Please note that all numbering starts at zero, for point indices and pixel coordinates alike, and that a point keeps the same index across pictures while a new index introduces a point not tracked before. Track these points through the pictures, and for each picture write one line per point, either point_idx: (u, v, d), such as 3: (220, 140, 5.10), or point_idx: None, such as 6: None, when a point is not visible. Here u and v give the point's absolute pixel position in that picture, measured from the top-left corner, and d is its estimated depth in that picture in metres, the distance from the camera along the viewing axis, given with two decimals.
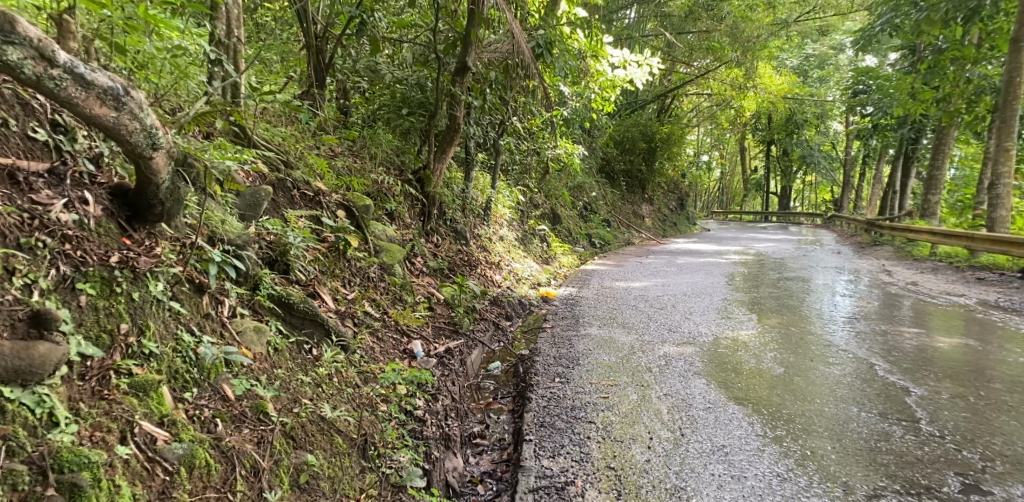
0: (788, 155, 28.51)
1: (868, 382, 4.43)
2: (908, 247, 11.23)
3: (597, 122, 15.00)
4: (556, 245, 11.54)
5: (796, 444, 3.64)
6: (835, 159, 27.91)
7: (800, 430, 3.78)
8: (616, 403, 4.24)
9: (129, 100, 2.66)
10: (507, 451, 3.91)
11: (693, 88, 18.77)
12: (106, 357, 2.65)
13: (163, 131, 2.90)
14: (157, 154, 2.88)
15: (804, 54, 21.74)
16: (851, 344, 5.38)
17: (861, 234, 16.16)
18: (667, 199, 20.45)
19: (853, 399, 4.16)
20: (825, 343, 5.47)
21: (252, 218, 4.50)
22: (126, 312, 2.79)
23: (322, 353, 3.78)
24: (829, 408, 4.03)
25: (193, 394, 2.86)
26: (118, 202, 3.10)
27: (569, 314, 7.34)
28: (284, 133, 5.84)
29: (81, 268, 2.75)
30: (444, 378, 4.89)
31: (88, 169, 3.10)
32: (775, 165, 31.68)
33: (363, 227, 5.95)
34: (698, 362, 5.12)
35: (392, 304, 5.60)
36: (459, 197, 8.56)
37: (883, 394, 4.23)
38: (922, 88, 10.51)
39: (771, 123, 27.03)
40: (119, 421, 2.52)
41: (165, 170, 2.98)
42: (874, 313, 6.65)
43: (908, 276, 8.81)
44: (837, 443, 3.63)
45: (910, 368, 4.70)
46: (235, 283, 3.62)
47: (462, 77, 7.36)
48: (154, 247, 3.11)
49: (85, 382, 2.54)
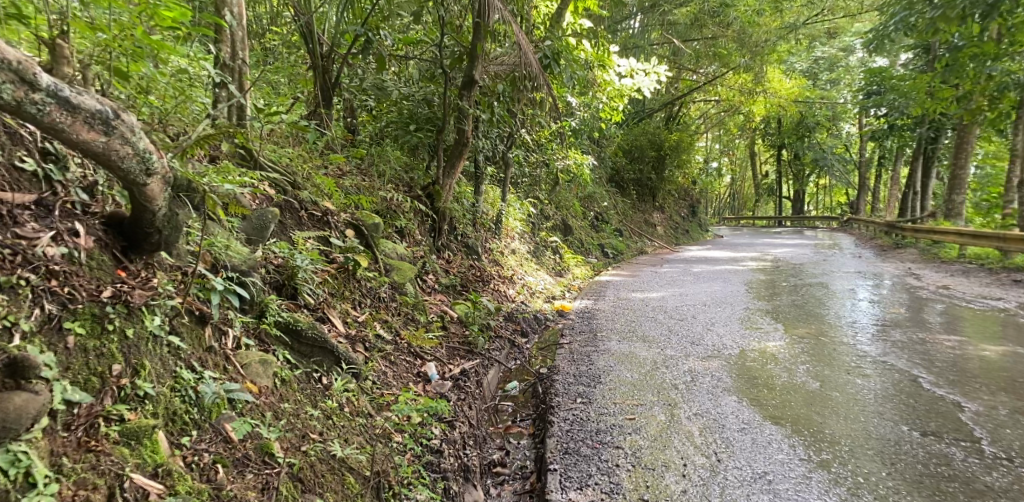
0: (800, 159, 28.22)
1: (913, 397, 4.22)
2: (935, 249, 10.94)
3: (606, 131, 14.88)
4: (568, 256, 11.37)
5: (845, 469, 3.44)
6: (849, 161, 27.57)
7: (846, 454, 3.58)
8: (643, 426, 4.07)
9: (120, 124, 2.53)
10: (530, 481, 3.74)
11: (700, 95, 18.62)
12: (95, 402, 2.48)
13: (157, 154, 2.76)
14: (153, 180, 2.73)
15: (813, 57, 21.51)
16: (888, 355, 5.13)
17: (881, 237, 15.85)
18: (679, 206, 20.25)
19: (900, 417, 3.94)
20: (858, 353, 5.26)
21: (258, 242, 4.35)
22: (117, 352, 2.63)
23: (332, 382, 3.63)
24: (876, 428, 3.83)
25: (191, 438, 2.69)
26: (113, 233, 2.96)
27: (586, 328, 7.15)
28: (291, 152, 5.71)
29: (68, 306, 2.60)
30: (460, 403, 4.71)
31: (81, 199, 2.96)
32: (787, 169, 31.41)
33: (373, 246, 5.81)
34: (725, 376, 4.92)
35: (404, 325, 5.43)
36: (469, 211, 8.41)
37: (930, 410, 4.02)
38: (942, 86, 10.32)
39: (781, 128, 26.78)
40: (107, 475, 2.34)
41: (161, 197, 2.83)
42: (904, 319, 6.40)
43: (938, 280, 8.53)
44: (890, 468, 3.42)
45: (957, 380, 4.46)
46: (239, 312, 3.48)
47: (470, 92, 7.36)
48: (150, 279, 2.97)
49: (70, 432, 2.37)
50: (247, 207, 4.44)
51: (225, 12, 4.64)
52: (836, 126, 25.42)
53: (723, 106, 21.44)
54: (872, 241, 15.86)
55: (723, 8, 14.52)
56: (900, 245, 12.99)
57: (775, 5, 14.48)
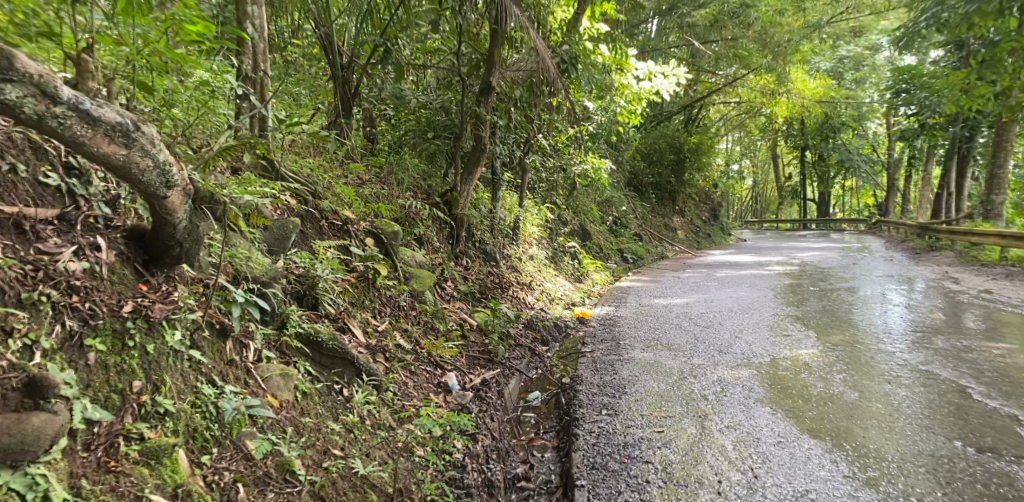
0: (824, 161, 27.82)
1: (953, 411, 4.35)
2: (972, 251, 10.68)
3: (624, 135, 14.78)
4: (587, 262, 11.26)
5: (893, 488, 3.60)
6: (876, 162, 27.12)
7: (894, 471, 3.74)
8: (673, 439, 4.26)
9: (140, 136, 2.50)
10: (556, 496, 3.91)
11: (721, 97, 18.42)
12: (115, 421, 2.45)
13: (177, 166, 2.72)
14: (173, 193, 2.70)
15: (838, 56, 21.23)
16: (931, 364, 5.16)
17: (912, 240, 15.54)
18: (699, 210, 20.04)
19: (947, 431, 4.10)
20: (897, 361, 5.30)
21: (279, 252, 4.33)
22: (139, 369, 2.60)
23: (353, 394, 3.58)
24: (926, 442, 3.99)
25: (212, 455, 2.64)
26: (134, 245, 2.93)
27: (608, 336, 7.05)
28: (311, 161, 5.69)
29: (89, 322, 2.57)
30: (482, 415, 4.64)
31: (103, 213, 2.93)
32: (809, 172, 31.00)
33: (393, 254, 5.77)
34: (756, 386, 5.03)
35: (424, 334, 5.38)
36: (487, 218, 8.36)
37: (971, 422, 4.19)
38: (976, 84, 10.08)
39: (803, 129, 26.44)
40: (126, 497, 2.29)
41: (181, 209, 2.79)
42: (942, 326, 6.22)
43: (978, 283, 8.32)
44: (945, 489, 3.56)
45: (1010, 393, 4.56)
46: (260, 323, 3.44)
47: (488, 98, 7.24)
48: (170, 292, 2.94)
49: (90, 452, 2.33)
50: (267, 216, 4.42)
51: (247, 24, 4.65)
52: (861, 127, 25.03)
53: (743, 107, 21.16)
54: (902, 243, 15.55)
55: (744, 9, 14.38)
56: (934, 249, 12.67)
57: (798, 5, 14.28)
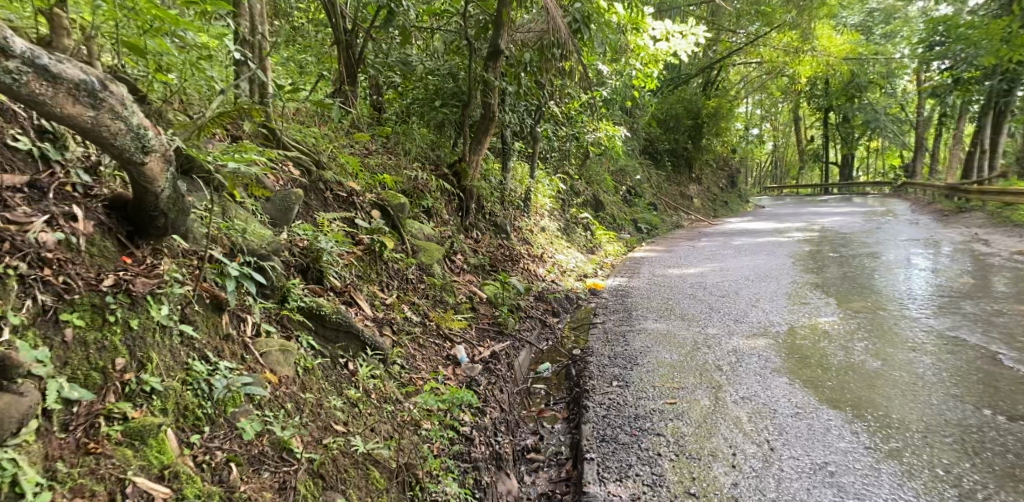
0: (849, 121, 27.27)
1: (982, 379, 4.38)
2: (1005, 212, 10.54)
3: (639, 100, 14.50)
4: (600, 232, 11.11)
5: (918, 459, 3.57)
6: (904, 122, 26.50)
7: (920, 442, 3.72)
8: (685, 410, 4.19)
9: (108, 96, 2.39)
10: (565, 469, 3.84)
11: (741, 57, 17.98)
12: (96, 400, 2.36)
13: (154, 131, 2.62)
14: (151, 159, 2.60)
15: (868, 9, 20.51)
16: (960, 329, 5.29)
17: (942, 201, 15.27)
18: (717, 177, 19.75)
19: (975, 400, 4.12)
20: (922, 326, 5.41)
21: (283, 224, 4.22)
22: (121, 345, 2.50)
23: (357, 369, 3.51)
24: (953, 412, 3.99)
25: (204, 434, 2.56)
26: (116, 216, 2.83)
27: (620, 307, 6.95)
28: (314, 131, 5.56)
29: (65, 297, 2.47)
30: (491, 387, 4.56)
31: (82, 180, 2.85)
32: (833, 133, 30.38)
33: (399, 227, 5.66)
34: (773, 355, 5.01)
35: (432, 307, 5.30)
36: (497, 189, 8.22)
37: (1000, 390, 4.23)
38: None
39: (828, 90, 25.87)
40: (107, 481, 2.22)
41: (162, 177, 2.70)
42: (971, 291, 6.35)
43: (1010, 247, 8.33)
44: (973, 460, 3.54)
45: None
46: (260, 297, 3.36)
47: (496, 62, 7.07)
48: (157, 265, 2.83)
49: (68, 433, 2.25)
50: (269, 187, 4.32)
51: None
52: (888, 85, 24.45)
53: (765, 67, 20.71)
54: (931, 206, 15.22)
55: None
56: (965, 211, 12.52)
57: None
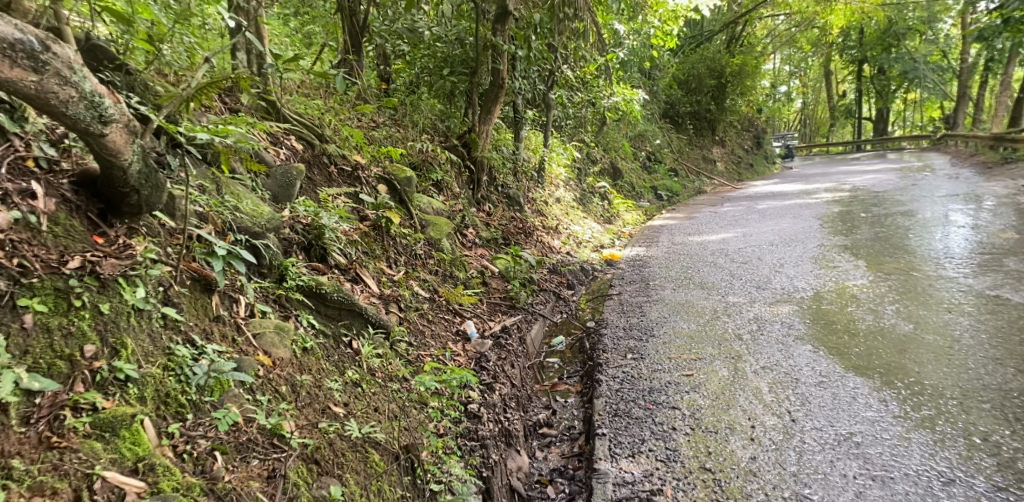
0: (884, 74, 26.39)
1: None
2: None
3: (657, 61, 14.15)
4: (618, 201, 10.89)
5: (952, 428, 3.41)
6: (945, 70, 25.51)
7: (954, 409, 3.55)
8: (702, 383, 4.06)
9: (51, 58, 2.25)
10: (578, 444, 3.75)
11: (766, 12, 17.45)
12: (60, 391, 2.26)
13: (111, 99, 2.51)
14: (110, 129, 2.50)
15: None
16: (1001, 288, 5.06)
17: (985, 153, 14.88)
18: (741, 139, 19.30)
19: (1015, 363, 3.93)
20: (959, 287, 5.20)
21: (285, 200, 4.11)
22: (90, 331, 2.41)
23: (360, 347, 3.42)
24: (992, 377, 3.81)
25: (186, 423, 2.48)
26: (86, 193, 2.73)
27: (636, 277, 6.78)
28: (316, 103, 5.42)
29: (23, 281, 2.36)
30: (501, 362, 4.44)
31: (46, 155, 2.72)
32: (866, 87, 29.50)
33: (406, 201, 5.50)
34: (796, 322, 4.84)
35: (442, 282, 5.18)
36: (509, 159, 8.04)
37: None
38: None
39: (862, 41, 25.54)
40: (71, 477, 2.12)
41: (127, 150, 2.60)
42: (1013, 247, 6.10)
43: None
44: (1014, 427, 3.36)
45: None
46: (256, 276, 3.27)
47: (504, 25, 6.95)
48: (130, 245, 2.74)
49: (27, 428, 2.14)
50: (269, 161, 4.21)
51: None
52: (927, 32, 23.57)
53: (794, 19, 20.12)
54: (971, 159, 14.80)
55: None
56: (1009, 163, 12.38)
57: None
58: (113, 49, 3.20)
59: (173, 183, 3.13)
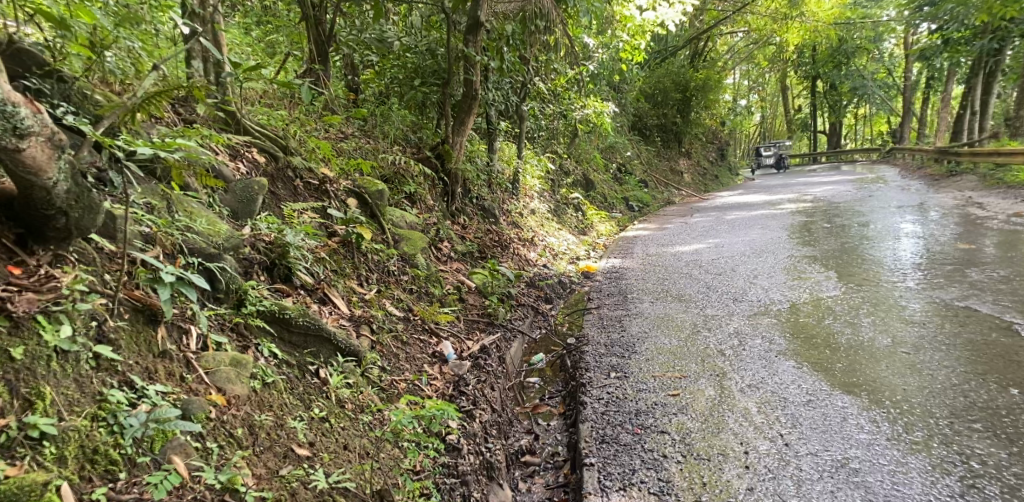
0: (836, 89, 27.18)
1: (1001, 353, 4.08)
2: (996, 175, 10.89)
3: (625, 75, 14.18)
4: (591, 212, 10.74)
5: (948, 451, 3.25)
6: (891, 86, 26.48)
7: (946, 430, 3.40)
8: (689, 404, 3.86)
9: None
10: (563, 474, 3.53)
11: (727, 27, 17.73)
12: None
13: (28, 109, 2.30)
14: (28, 144, 2.28)
15: None
16: (970, 299, 4.98)
17: (932, 166, 15.30)
18: (706, 151, 19.43)
19: (998, 378, 3.81)
20: (934, 296, 5.12)
21: (245, 216, 3.84)
22: None
23: (327, 377, 3.18)
24: (978, 393, 3.68)
25: (116, 484, 2.19)
26: (3, 216, 2.43)
27: (615, 290, 6.58)
28: (279, 114, 5.15)
29: None
30: (481, 385, 4.20)
31: None
32: (821, 101, 30.25)
33: (378, 215, 5.24)
34: (777, 336, 4.68)
35: (417, 300, 4.93)
36: (483, 170, 7.84)
37: (1023, 365, 3.92)
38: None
39: (814, 58, 26.25)
40: None
41: (51, 168, 2.37)
42: (980, 256, 6.10)
43: (1005, 209, 8.36)
44: (1010, 449, 3.22)
45: None
46: (213, 302, 3.01)
47: (476, 36, 6.72)
48: (54, 275, 2.45)
49: None
50: (228, 176, 3.95)
51: None
52: (875, 49, 24.34)
53: (752, 36, 20.53)
54: (920, 171, 15.29)
55: None
56: (956, 174, 12.79)
57: None
58: (42, 53, 2.89)
59: (113, 202, 2.84)
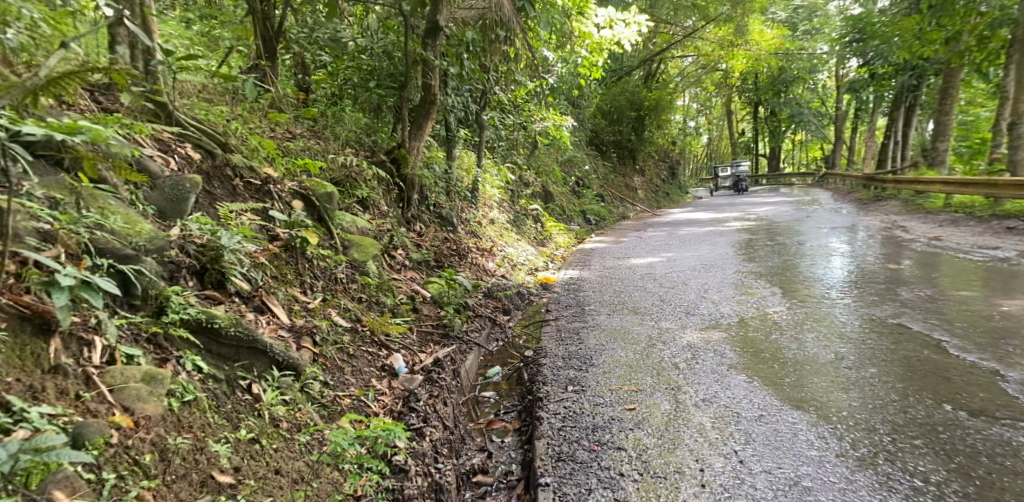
0: (777, 115, 28.17)
1: (932, 370, 4.02)
2: (917, 201, 11.30)
3: (583, 90, 14.21)
4: (550, 224, 10.58)
5: (892, 467, 3.13)
6: (825, 116, 27.69)
7: (890, 446, 3.29)
8: (645, 418, 3.67)
9: None
10: (518, 493, 3.29)
11: (678, 51, 18.16)
12: None
13: None
14: None
15: (791, 6, 21.55)
16: (902, 316, 4.96)
17: (861, 192, 15.84)
18: (659, 168, 19.63)
19: (933, 393, 3.73)
20: (867, 314, 5.08)
21: (173, 217, 3.50)
22: None
23: (261, 393, 2.89)
24: (915, 409, 3.59)
25: None
26: None
27: (572, 301, 6.40)
28: (219, 109, 4.82)
29: None
30: (432, 400, 3.93)
31: None
32: (763, 127, 31.26)
33: (326, 219, 4.93)
34: (728, 350, 4.54)
35: (367, 310, 4.64)
36: (442, 178, 7.57)
37: (952, 382, 3.86)
38: (930, 28, 10.60)
39: (758, 84, 27.10)
40: None
41: None
42: (903, 277, 6.10)
43: (927, 232, 8.56)
44: (948, 466, 3.11)
45: (985, 343, 4.33)
46: (128, 310, 2.73)
47: (434, 40, 6.59)
48: None
49: None
50: (155, 172, 3.62)
51: None
52: (811, 79, 25.47)
53: (700, 62, 21.05)
54: (851, 196, 15.83)
55: None
56: (880, 199, 13.26)
57: None
58: None
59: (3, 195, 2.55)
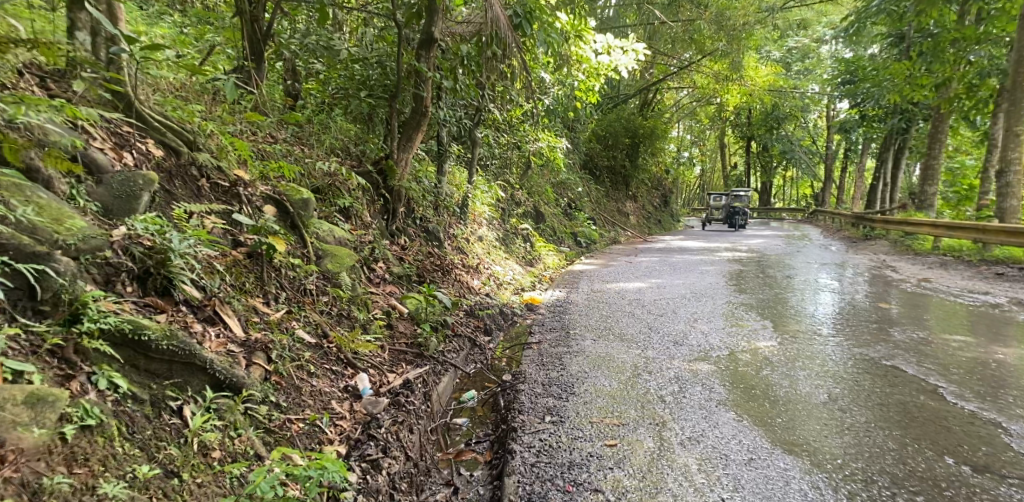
0: (770, 150, 28.23)
1: (932, 417, 3.70)
2: (906, 241, 11.11)
3: (579, 116, 14.03)
4: (540, 245, 10.29)
5: None
6: (816, 154, 27.77)
7: None
8: (626, 457, 3.35)
9: None
10: None
11: (674, 82, 18.07)
12: None
13: None
14: None
15: (787, 46, 21.67)
16: (896, 359, 4.65)
17: (851, 230, 15.64)
18: (651, 196, 19.43)
19: (932, 444, 3.42)
20: (866, 353, 4.77)
21: (121, 213, 3.20)
22: None
23: (190, 417, 2.66)
24: (916, 460, 3.28)
25: None
26: None
27: (558, 325, 6.08)
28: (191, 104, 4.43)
29: None
30: (395, 428, 3.59)
31: None
32: (756, 161, 31.29)
33: (299, 226, 4.59)
34: (717, 385, 4.23)
35: (335, 325, 4.30)
36: (430, 192, 7.28)
37: (955, 432, 3.55)
38: (920, 74, 10.42)
39: (752, 119, 27.14)
40: None
41: None
42: (896, 317, 5.82)
43: (915, 273, 8.33)
44: None
45: (984, 392, 4.04)
46: (35, 317, 2.54)
47: (429, 52, 6.34)
48: None
49: None
50: (103, 164, 3.31)
51: None
52: (803, 117, 25.57)
53: (695, 95, 21.00)
54: (840, 233, 15.68)
55: None
56: (870, 238, 13.12)
57: None
58: None
59: None
